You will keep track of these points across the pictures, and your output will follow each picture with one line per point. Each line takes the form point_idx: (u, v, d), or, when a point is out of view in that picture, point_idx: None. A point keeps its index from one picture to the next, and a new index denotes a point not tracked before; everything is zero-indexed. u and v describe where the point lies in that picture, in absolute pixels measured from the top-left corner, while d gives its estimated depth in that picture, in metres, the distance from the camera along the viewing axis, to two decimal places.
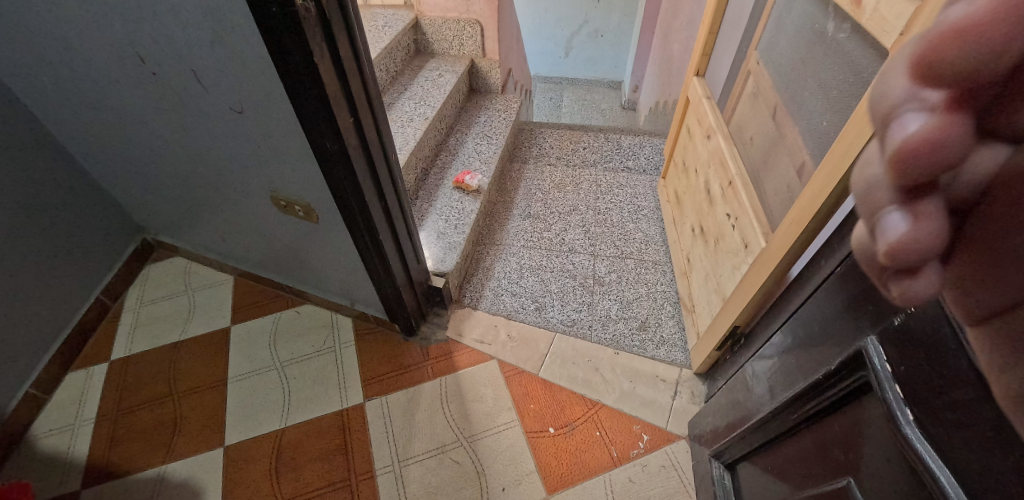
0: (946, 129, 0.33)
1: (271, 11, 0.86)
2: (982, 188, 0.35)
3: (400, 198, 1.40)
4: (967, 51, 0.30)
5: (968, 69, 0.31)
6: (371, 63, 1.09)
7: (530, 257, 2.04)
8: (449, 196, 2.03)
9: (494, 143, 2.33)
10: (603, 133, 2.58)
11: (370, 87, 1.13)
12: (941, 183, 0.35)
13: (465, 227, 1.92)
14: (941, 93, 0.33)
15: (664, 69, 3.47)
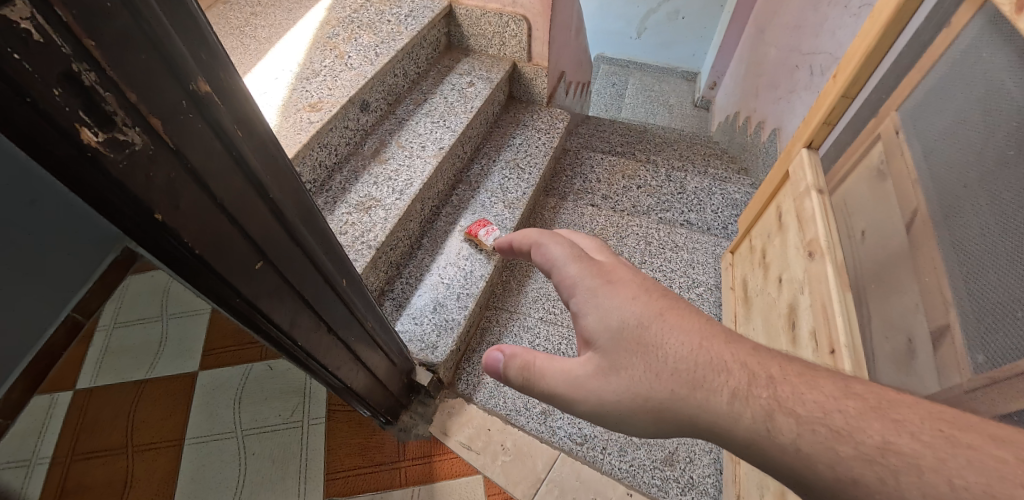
0: (507, 377, 0.82)
1: (60, 154, 0.43)
2: (526, 373, 0.80)
3: (359, 313, 1.04)
4: (490, 361, 0.84)
5: (496, 365, 0.83)
6: (284, 175, 0.71)
7: (546, 338, 1.67)
8: (457, 253, 1.67)
9: (526, 176, 1.90)
10: (667, 175, 2.16)
11: (289, 208, 0.73)
12: (526, 384, 0.81)
13: (468, 300, 1.56)
14: (497, 365, 0.83)
15: (752, 74, 2.85)
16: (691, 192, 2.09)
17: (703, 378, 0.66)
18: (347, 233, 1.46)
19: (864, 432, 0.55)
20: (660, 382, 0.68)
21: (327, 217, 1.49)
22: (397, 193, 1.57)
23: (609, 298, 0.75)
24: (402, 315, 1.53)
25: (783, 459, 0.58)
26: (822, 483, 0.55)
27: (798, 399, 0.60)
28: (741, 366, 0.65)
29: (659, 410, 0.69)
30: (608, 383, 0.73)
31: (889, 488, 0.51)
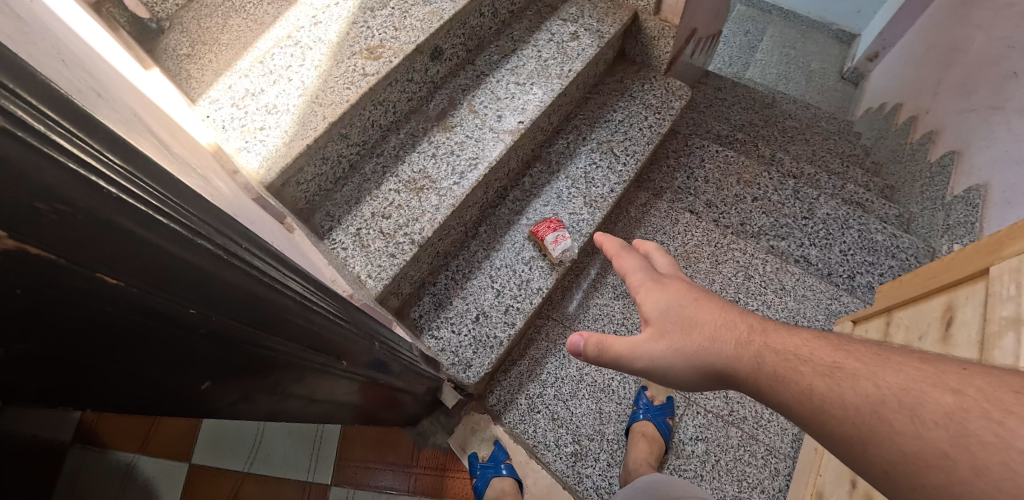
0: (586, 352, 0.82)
1: None
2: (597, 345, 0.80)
3: (373, 360, 0.84)
4: (573, 343, 0.83)
5: (577, 345, 0.83)
6: (248, 282, 0.45)
7: (598, 370, 1.46)
8: (516, 254, 1.41)
9: (618, 167, 1.54)
10: (792, 189, 1.77)
11: (263, 318, 0.49)
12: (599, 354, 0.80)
13: (516, 318, 1.34)
14: (576, 345, 0.83)
15: (936, 60, 2.18)
16: (819, 221, 1.70)
17: (721, 332, 0.69)
18: (391, 218, 1.24)
19: (819, 356, 0.59)
20: (693, 336, 0.70)
21: (373, 192, 1.28)
22: (456, 174, 1.29)
23: (656, 281, 0.81)
24: (440, 318, 1.34)
25: (764, 384, 0.62)
26: (786, 395, 0.59)
27: (785, 342, 0.63)
28: (746, 323, 0.69)
29: (701, 362, 0.69)
30: (658, 342, 0.74)
31: (832, 392, 0.55)
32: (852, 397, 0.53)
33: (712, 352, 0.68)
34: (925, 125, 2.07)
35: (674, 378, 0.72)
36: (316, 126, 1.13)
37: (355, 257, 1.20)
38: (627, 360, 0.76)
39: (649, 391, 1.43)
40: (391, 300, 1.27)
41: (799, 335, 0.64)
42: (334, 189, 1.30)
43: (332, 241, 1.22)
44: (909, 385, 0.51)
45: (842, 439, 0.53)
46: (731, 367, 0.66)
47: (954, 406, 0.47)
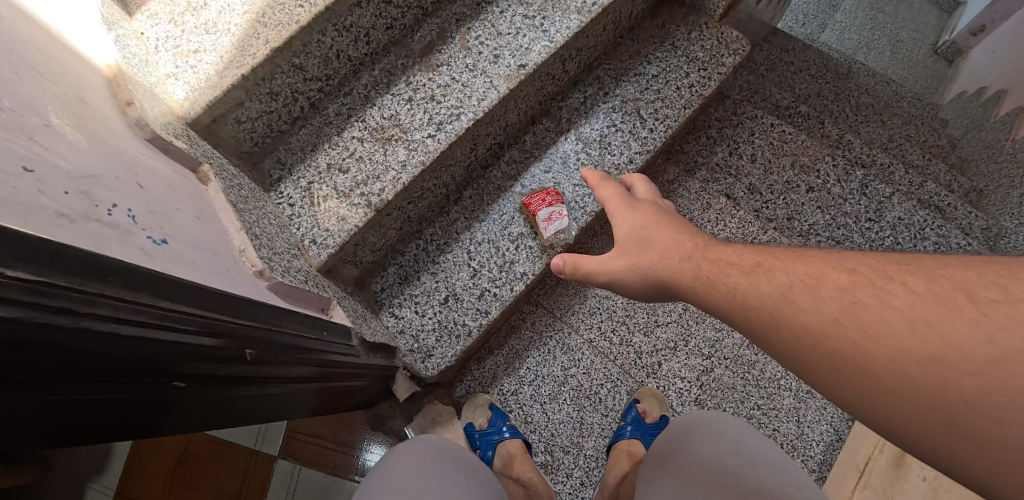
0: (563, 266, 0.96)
1: None
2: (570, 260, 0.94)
3: (258, 368, 0.65)
4: (557, 262, 0.98)
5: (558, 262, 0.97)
6: None
7: (586, 372, 1.23)
8: (501, 228, 1.15)
9: (642, 133, 1.25)
10: (859, 182, 1.48)
11: None
12: (572, 267, 0.95)
13: (491, 306, 1.12)
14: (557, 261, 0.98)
15: None
16: (885, 228, 1.43)
17: (670, 248, 0.81)
18: (348, 172, 1.01)
19: (738, 261, 0.71)
20: (648, 253, 0.83)
21: (333, 138, 1.06)
22: (434, 124, 1.04)
23: (624, 210, 0.94)
24: (404, 294, 1.13)
25: (695, 286, 0.73)
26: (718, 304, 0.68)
27: (723, 255, 0.74)
28: (692, 242, 0.80)
29: (655, 276, 0.81)
30: (619, 261, 0.87)
31: (757, 287, 0.64)
32: (766, 287, 0.63)
33: (663, 264, 0.80)
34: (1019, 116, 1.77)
35: (632, 287, 0.85)
36: (255, 53, 0.91)
37: (302, 217, 0.99)
38: (591, 273, 0.89)
39: (641, 404, 1.19)
40: (347, 270, 1.07)
41: (730, 249, 0.75)
42: (289, 130, 1.08)
43: (279, 196, 1.02)
44: (816, 274, 0.60)
45: (763, 322, 0.62)
46: (673, 274, 0.78)
47: (851, 284, 0.56)
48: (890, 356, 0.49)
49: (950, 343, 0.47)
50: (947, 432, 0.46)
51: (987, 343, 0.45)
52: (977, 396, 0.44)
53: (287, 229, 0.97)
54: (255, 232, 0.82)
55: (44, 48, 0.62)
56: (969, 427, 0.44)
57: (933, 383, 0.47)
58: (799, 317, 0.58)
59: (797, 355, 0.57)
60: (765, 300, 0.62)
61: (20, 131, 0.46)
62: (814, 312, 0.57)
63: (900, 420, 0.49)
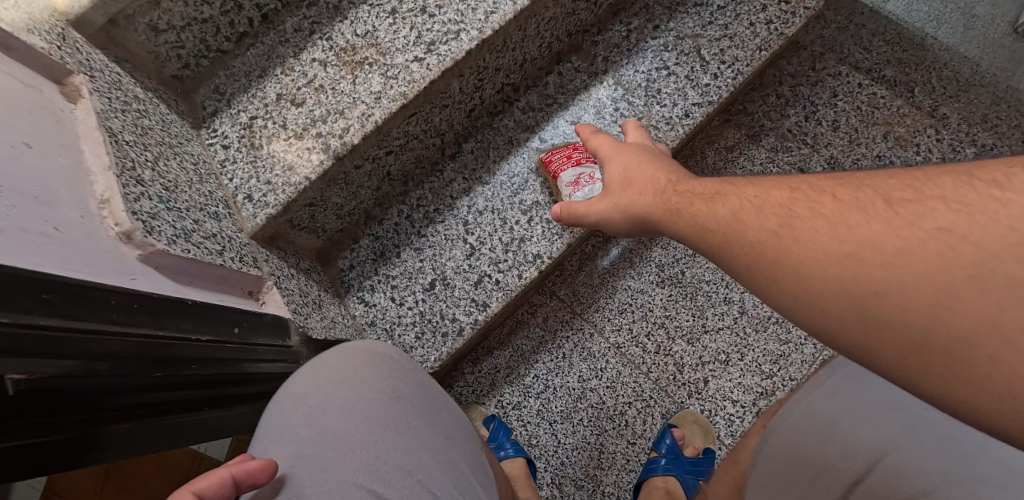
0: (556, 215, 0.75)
1: None
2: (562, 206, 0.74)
3: (39, 403, 0.35)
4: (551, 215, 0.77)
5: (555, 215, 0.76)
6: None
7: (610, 387, 0.94)
8: (509, 194, 0.86)
9: (705, 79, 0.94)
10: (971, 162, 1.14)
11: None
12: (563, 214, 0.74)
13: (491, 298, 0.82)
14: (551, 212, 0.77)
15: None
16: None
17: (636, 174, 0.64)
18: (303, 106, 0.74)
19: (701, 185, 0.55)
20: (626, 182, 0.64)
21: (287, 61, 0.78)
22: (423, 45, 0.75)
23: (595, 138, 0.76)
24: (377, 275, 0.84)
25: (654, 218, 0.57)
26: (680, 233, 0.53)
27: (677, 178, 0.59)
28: (652, 164, 0.65)
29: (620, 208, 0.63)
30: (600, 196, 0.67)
31: (719, 210, 0.49)
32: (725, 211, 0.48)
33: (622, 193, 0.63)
34: None
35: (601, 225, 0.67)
36: None
37: (239, 164, 0.73)
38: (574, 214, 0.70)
39: (679, 429, 0.91)
40: (301, 239, 0.80)
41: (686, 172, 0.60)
42: (233, 51, 0.81)
43: (212, 137, 0.76)
44: (779, 191, 0.46)
45: (695, 242, 0.51)
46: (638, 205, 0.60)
47: (800, 195, 0.44)
48: (808, 264, 0.39)
49: (867, 244, 0.37)
50: (871, 343, 0.36)
51: (903, 240, 0.36)
52: (897, 297, 0.35)
53: (209, 182, 0.69)
54: (142, 177, 0.55)
55: None
56: (895, 341, 0.35)
57: (853, 294, 0.37)
58: (727, 234, 0.47)
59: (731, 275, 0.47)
60: (699, 220, 0.51)
61: None
62: (744, 227, 0.46)
63: (828, 336, 0.39)
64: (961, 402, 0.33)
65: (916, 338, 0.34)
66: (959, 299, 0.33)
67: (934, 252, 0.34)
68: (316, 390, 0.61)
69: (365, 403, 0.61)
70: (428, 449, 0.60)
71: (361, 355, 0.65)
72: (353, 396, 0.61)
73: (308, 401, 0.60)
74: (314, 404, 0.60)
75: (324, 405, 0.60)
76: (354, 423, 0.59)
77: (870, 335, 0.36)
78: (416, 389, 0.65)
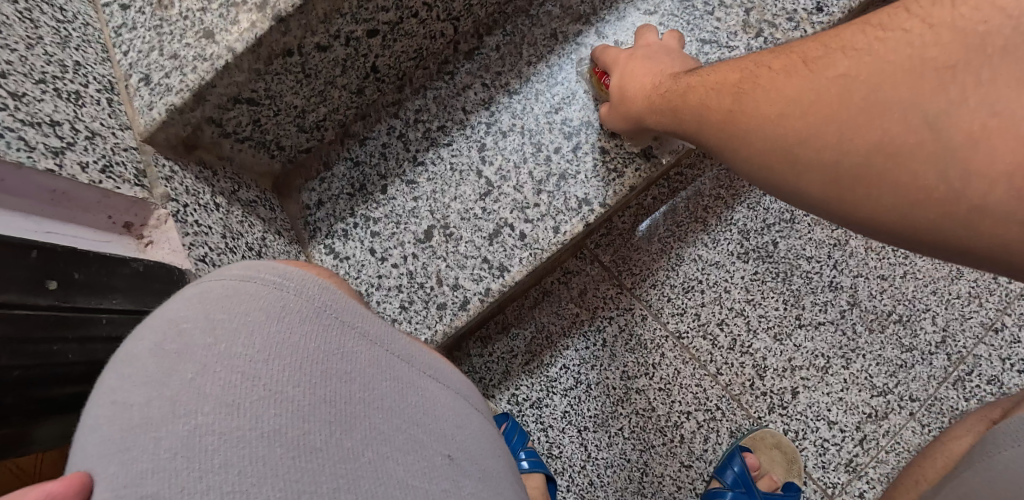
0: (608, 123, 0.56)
1: None
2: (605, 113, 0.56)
3: None
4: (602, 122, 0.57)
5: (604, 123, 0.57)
6: None
7: (663, 389, 0.70)
8: (546, 111, 0.59)
9: None
10: None
11: None
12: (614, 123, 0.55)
13: (511, 260, 0.57)
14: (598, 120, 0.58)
15: None
16: None
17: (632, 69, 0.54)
18: None
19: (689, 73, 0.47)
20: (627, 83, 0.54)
21: None
22: None
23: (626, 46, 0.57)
24: (354, 216, 0.60)
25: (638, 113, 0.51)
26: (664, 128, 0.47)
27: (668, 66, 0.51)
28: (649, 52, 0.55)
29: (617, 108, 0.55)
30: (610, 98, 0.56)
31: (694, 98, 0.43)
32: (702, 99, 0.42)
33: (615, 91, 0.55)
34: None
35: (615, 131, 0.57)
36: None
37: (140, 31, 0.48)
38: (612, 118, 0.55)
39: (753, 455, 0.67)
40: (243, 156, 0.56)
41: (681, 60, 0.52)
42: None
43: None
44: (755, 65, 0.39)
45: (659, 129, 0.48)
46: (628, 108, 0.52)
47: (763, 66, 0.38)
48: (736, 124, 0.37)
49: (784, 95, 0.34)
50: (802, 187, 0.33)
51: (814, 84, 0.32)
52: (836, 138, 0.30)
53: (83, 52, 0.44)
54: None
55: None
56: (820, 183, 0.32)
57: (774, 147, 0.34)
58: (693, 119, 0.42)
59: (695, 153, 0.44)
60: (658, 110, 0.47)
61: None
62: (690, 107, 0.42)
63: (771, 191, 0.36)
64: (902, 228, 0.29)
65: (841, 177, 0.30)
66: (886, 127, 0.29)
67: (843, 84, 0.31)
68: (141, 426, 0.24)
69: (267, 439, 0.25)
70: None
71: (230, 315, 0.28)
72: (237, 425, 0.25)
73: (123, 456, 0.24)
74: (141, 464, 0.23)
75: (187, 333, 0.27)
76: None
77: (802, 183, 0.33)
78: (378, 384, 0.29)
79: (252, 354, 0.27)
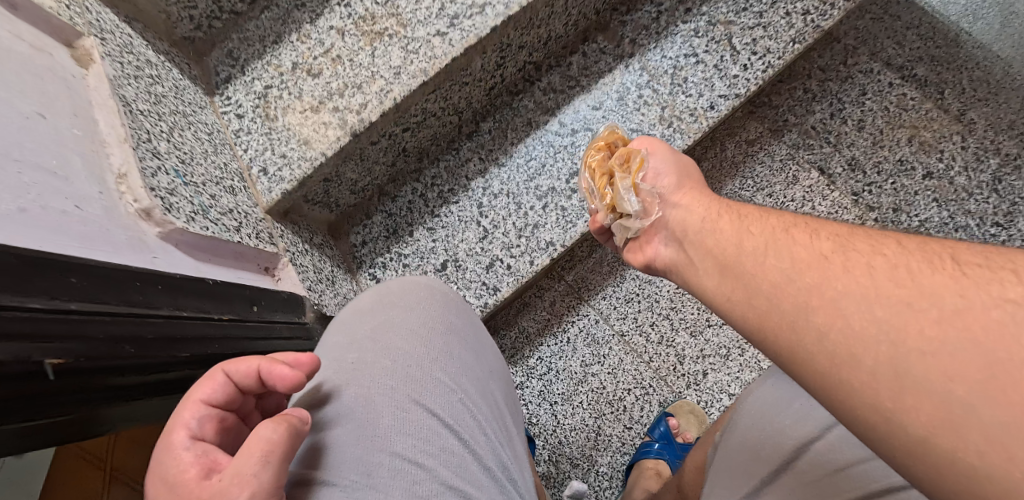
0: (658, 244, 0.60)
1: None
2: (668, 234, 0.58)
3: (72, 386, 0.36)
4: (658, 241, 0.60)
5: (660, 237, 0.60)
6: None
7: (611, 373, 0.96)
8: (524, 178, 0.85)
9: (735, 68, 0.90)
10: (992, 173, 1.11)
11: None
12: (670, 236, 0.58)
13: (501, 283, 0.82)
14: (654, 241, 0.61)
15: None
16: (1017, 238, 1.10)
17: (703, 208, 0.55)
18: (320, 78, 0.72)
19: (771, 218, 0.47)
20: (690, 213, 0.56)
21: (303, 27, 0.75)
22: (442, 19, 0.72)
23: (692, 184, 0.61)
24: (389, 252, 0.84)
25: (702, 242, 0.51)
26: (723, 261, 0.47)
27: (754, 209, 0.51)
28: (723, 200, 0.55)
29: (677, 231, 0.57)
30: (674, 219, 0.58)
31: (781, 244, 0.42)
32: (786, 251, 0.41)
33: (684, 218, 0.56)
34: None
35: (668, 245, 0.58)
36: None
37: (254, 136, 0.71)
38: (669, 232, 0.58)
39: (674, 419, 0.92)
40: (314, 213, 0.79)
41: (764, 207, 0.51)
42: (246, 12, 0.78)
43: (224, 103, 0.75)
44: (876, 242, 0.37)
45: (717, 268, 0.48)
46: (699, 238, 0.52)
47: (883, 249, 0.36)
48: (832, 298, 0.35)
49: (907, 281, 0.32)
50: (866, 379, 0.31)
51: (962, 295, 0.30)
52: (942, 353, 0.29)
53: (224, 154, 0.68)
54: (157, 150, 0.54)
55: None
56: (889, 388, 0.30)
57: (858, 332, 0.32)
58: (773, 275, 0.40)
59: (726, 297, 0.45)
60: (724, 239, 0.48)
61: None
62: (778, 250, 0.42)
63: (809, 362, 0.35)
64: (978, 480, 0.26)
65: (945, 411, 0.28)
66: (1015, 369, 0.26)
67: (978, 305, 0.29)
68: (365, 315, 0.60)
69: (416, 323, 0.58)
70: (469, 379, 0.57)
71: (402, 285, 0.63)
72: (403, 317, 0.58)
73: (353, 327, 0.59)
74: (362, 327, 0.58)
75: (384, 291, 0.63)
76: (409, 343, 0.56)
77: (884, 389, 0.30)
78: (461, 321, 0.62)
79: (414, 296, 0.61)
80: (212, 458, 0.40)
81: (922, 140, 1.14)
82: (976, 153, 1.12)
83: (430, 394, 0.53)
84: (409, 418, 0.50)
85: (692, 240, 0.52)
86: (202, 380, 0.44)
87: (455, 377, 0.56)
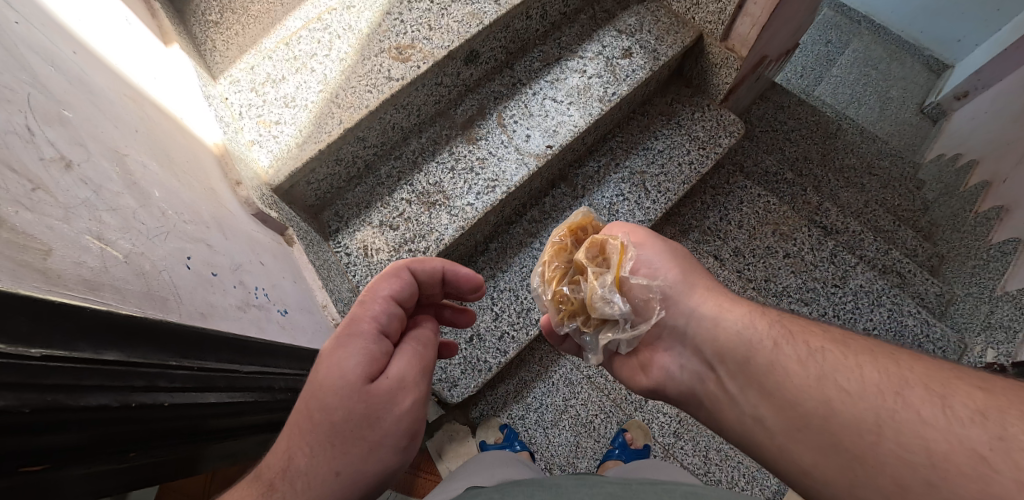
0: (697, 361, 0.78)
1: None
2: (714, 360, 0.75)
3: None
4: (698, 360, 0.78)
5: (704, 360, 0.77)
6: (220, 376, 0.52)
7: (583, 403, 1.41)
8: (520, 278, 1.34)
9: (649, 199, 1.44)
10: (829, 251, 1.68)
11: (250, 384, 0.59)
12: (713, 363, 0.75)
13: (510, 346, 1.29)
14: (694, 359, 0.79)
15: (1009, 113, 2.24)
16: (849, 293, 1.65)
17: (770, 346, 0.69)
18: (398, 230, 1.20)
19: (855, 366, 0.61)
20: (750, 349, 0.70)
21: (384, 198, 1.24)
22: (471, 193, 1.24)
23: (717, 303, 0.78)
24: None
25: (780, 388, 0.66)
26: (819, 420, 0.60)
27: (832, 349, 0.65)
28: (795, 333, 0.69)
29: (743, 367, 0.71)
30: (733, 351, 0.72)
31: (892, 413, 0.55)
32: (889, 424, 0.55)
33: (745, 352, 0.71)
34: (979, 171, 2.17)
35: (726, 370, 0.73)
36: (331, 131, 1.10)
37: (358, 266, 1.18)
38: (721, 360, 0.74)
39: (629, 432, 1.35)
40: None
41: (846, 344, 0.65)
42: (346, 187, 1.26)
43: (337, 244, 1.21)
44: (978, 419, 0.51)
45: (806, 422, 0.62)
46: (788, 389, 0.65)
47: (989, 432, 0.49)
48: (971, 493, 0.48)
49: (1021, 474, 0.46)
50: None
51: None
52: None
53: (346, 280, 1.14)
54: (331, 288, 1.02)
55: (176, 142, 0.80)
56: None
57: None
58: (895, 456, 0.54)
59: (826, 460, 0.59)
60: (811, 398, 0.62)
61: (207, 245, 0.65)
62: (890, 428, 0.55)
63: None
64: None
65: None
66: None
67: None
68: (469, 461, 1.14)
69: (488, 453, 1.13)
70: (503, 462, 1.07)
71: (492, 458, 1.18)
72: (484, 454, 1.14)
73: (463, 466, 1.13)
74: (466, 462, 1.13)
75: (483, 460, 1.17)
76: (478, 457, 1.11)
77: None
78: (514, 457, 1.15)
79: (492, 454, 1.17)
80: (381, 361, 0.63)
81: (782, 230, 1.70)
82: (815, 239, 1.70)
83: (480, 464, 1.04)
84: (467, 473, 1.00)
85: (773, 389, 0.66)
86: (390, 276, 0.69)
87: (497, 461, 1.07)
